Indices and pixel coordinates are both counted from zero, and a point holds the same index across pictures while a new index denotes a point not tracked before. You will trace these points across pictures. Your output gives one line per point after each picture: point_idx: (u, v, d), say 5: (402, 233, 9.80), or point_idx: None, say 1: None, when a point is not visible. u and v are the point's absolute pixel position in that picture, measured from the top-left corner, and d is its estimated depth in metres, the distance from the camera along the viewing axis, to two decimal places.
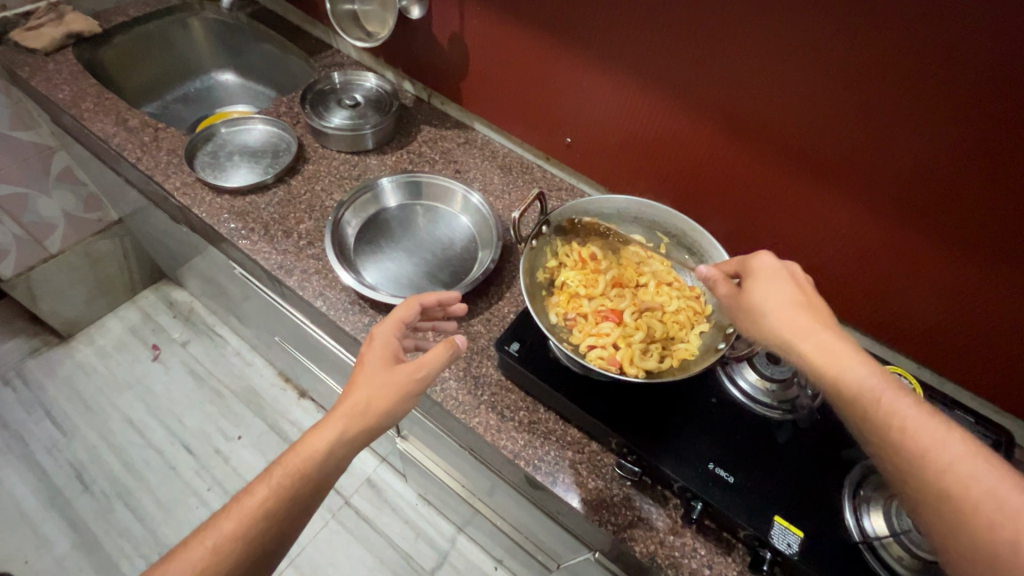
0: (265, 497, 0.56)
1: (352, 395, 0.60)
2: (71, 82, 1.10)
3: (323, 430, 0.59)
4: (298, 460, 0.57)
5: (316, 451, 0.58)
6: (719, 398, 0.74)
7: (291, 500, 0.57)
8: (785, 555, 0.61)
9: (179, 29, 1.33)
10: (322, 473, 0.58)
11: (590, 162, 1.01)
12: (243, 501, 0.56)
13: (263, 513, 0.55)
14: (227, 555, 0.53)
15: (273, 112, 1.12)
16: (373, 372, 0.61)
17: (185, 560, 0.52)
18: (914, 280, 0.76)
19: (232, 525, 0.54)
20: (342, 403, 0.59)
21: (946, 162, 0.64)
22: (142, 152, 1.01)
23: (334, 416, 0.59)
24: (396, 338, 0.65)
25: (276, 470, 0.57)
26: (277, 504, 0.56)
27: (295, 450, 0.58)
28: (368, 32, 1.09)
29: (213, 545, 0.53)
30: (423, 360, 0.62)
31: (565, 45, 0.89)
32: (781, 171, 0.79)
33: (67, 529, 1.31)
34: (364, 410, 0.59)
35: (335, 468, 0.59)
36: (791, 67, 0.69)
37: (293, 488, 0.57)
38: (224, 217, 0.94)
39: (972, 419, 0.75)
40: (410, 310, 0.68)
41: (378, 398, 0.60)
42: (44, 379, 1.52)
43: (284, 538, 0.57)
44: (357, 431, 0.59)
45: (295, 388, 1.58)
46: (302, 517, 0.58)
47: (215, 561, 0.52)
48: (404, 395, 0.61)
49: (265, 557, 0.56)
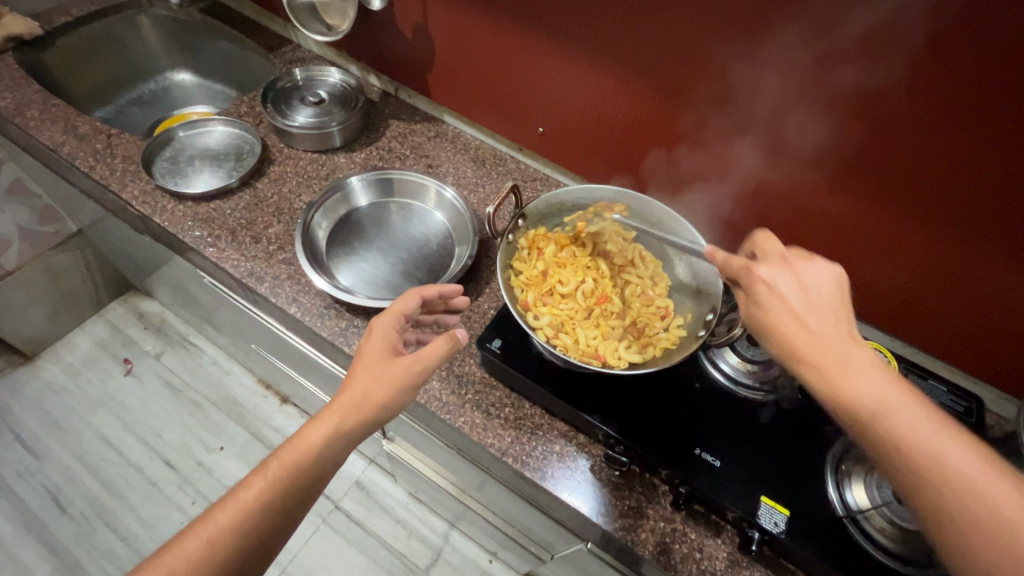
0: (260, 491, 0.55)
1: (350, 387, 0.59)
2: (14, 90, 1.04)
3: (320, 424, 0.57)
4: (293, 453, 0.56)
5: (313, 445, 0.57)
6: (703, 382, 0.75)
7: (284, 497, 0.55)
8: (773, 534, 0.62)
9: (129, 28, 1.26)
10: (318, 467, 0.57)
11: (564, 151, 1.00)
12: (238, 494, 0.55)
13: (257, 508, 0.54)
14: (221, 550, 0.52)
15: (234, 112, 1.08)
16: (372, 364, 0.60)
17: (178, 553, 0.51)
18: (889, 257, 0.77)
19: (227, 518, 0.53)
20: (340, 396, 0.58)
21: (923, 140, 0.65)
22: (95, 160, 0.96)
23: (331, 410, 0.57)
24: (395, 331, 0.63)
25: (273, 464, 0.56)
26: (272, 498, 0.55)
27: (292, 444, 0.57)
28: (328, 24, 1.05)
29: (208, 536, 0.52)
30: (421, 352, 0.60)
31: (535, 33, 0.87)
32: (759, 154, 0.79)
33: (46, 553, 1.27)
34: (361, 403, 0.58)
35: (331, 461, 0.58)
36: (769, 50, 0.68)
37: (288, 484, 0.55)
38: (188, 225, 0.90)
39: (945, 388, 0.78)
40: (411, 303, 0.65)
41: (375, 391, 0.58)
42: (10, 401, 1.46)
43: (279, 533, 0.56)
44: (353, 425, 0.57)
45: (276, 394, 1.54)
46: (297, 514, 0.57)
47: (207, 553, 0.52)
48: (403, 389, 0.59)
49: (257, 556, 0.55)
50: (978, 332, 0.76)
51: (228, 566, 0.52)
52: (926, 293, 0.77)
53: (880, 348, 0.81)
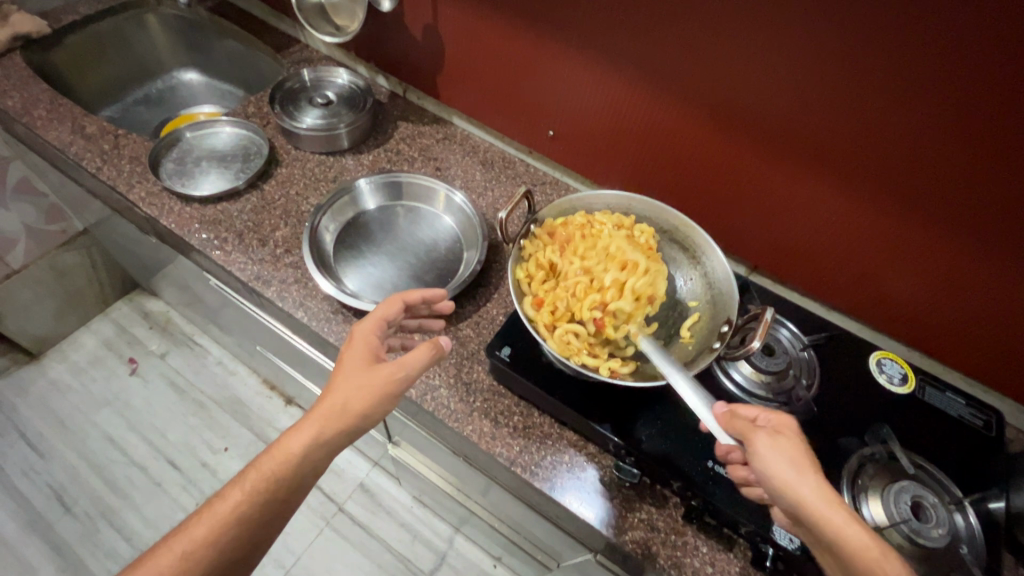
0: (237, 503, 0.54)
1: (330, 395, 0.57)
2: (21, 88, 1.04)
3: (298, 433, 0.56)
4: (271, 464, 0.55)
5: (291, 455, 0.55)
6: (716, 393, 0.73)
7: (262, 506, 0.55)
8: (788, 550, 0.61)
9: (136, 27, 1.25)
10: (296, 479, 0.56)
11: (574, 155, 0.99)
12: (214, 506, 0.54)
13: (236, 519, 0.54)
14: (199, 562, 0.52)
15: (241, 113, 1.07)
16: (353, 372, 0.58)
17: (154, 567, 0.51)
18: (905, 267, 0.76)
19: (203, 532, 0.53)
20: (318, 404, 0.57)
21: (948, 148, 0.63)
22: (102, 161, 0.96)
23: (309, 417, 0.56)
24: (376, 338, 0.62)
25: (250, 474, 0.55)
26: (249, 510, 0.54)
27: (270, 453, 0.56)
28: (338, 25, 1.04)
29: (182, 551, 0.52)
30: (402, 359, 0.59)
31: (548, 36, 0.85)
32: (778, 161, 0.77)
33: (49, 551, 1.27)
34: (341, 412, 0.56)
35: (312, 472, 0.57)
36: (792, 56, 0.66)
37: (266, 495, 0.55)
38: (194, 227, 0.89)
39: (963, 401, 0.76)
40: (392, 308, 0.64)
41: (356, 399, 0.57)
42: (17, 400, 1.46)
43: (257, 545, 0.55)
44: (334, 433, 0.56)
45: (281, 395, 1.54)
46: (276, 525, 0.56)
47: (185, 568, 0.51)
48: (382, 398, 0.57)
49: (238, 562, 0.55)
50: (988, 345, 0.76)
51: None
52: (935, 299, 0.76)
53: (896, 358, 0.80)
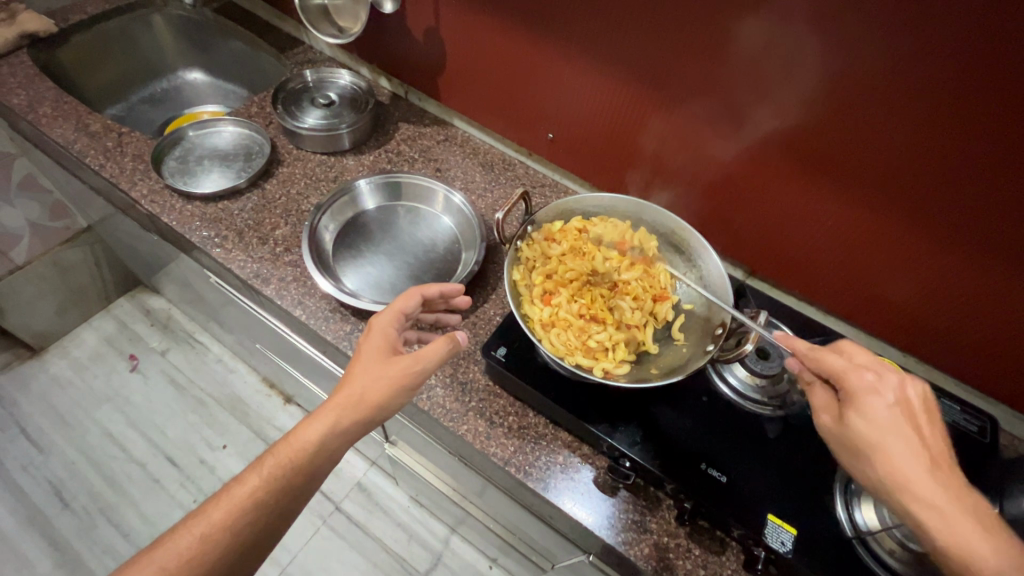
0: (254, 488, 0.54)
1: (347, 386, 0.58)
2: (27, 86, 1.05)
3: (315, 422, 0.57)
4: (288, 451, 0.56)
5: (307, 444, 0.56)
6: (710, 395, 0.73)
7: (278, 493, 0.55)
8: (779, 553, 0.61)
9: (141, 27, 1.27)
10: (313, 467, 0.56)
11: (573, 158, 0.99)
12: (232, 491, 0.54)
13: (251, 505, 0.54)
14: (215, 546, 0.52)
15: (244, 113, 1.08)
16: (371, 363, 0.59)
17: (170, 550, 0.51)
18: (903, 272, 0.76)
19: (219, 515, 0.53)
20: (336, 394, 0.57)
21: (946, 154, 0.63)
22: (106, 158, 0.97)
23: (326, 407, 0.57)
24: (394, 330, 0.63)
25: (267, 460, 0.56)
26: (265, 497, 0.54)
27: (287, 441, 0.57)
28: (340, 27, 1.05)
29: (201, 534, 0.52)
30: (420, 352, 0.59)
31: (548, 38, 0.86)
32: (776, 165, 0.77)
33: (47, 546, 1.27)
34: (357, 402, 0.57)
35: (327, 461, 0.57)
36: (789, 59, 0.66)
37: (282, 482, 0.55)
38: (195, 225, 0.90)
39: (959, 407, 0.76)
40: (411, 301, 0.64)
41: (374, 390, 0.58)
42: (18, 395, 1.47)
43: (270, 534, 0.55)
44: (351, 423, 0.57)
45: (280, 394, 1.54)
46: (293, 512, 0.56)
47: (203, 551, 0.51)
48: (399, 390, 0.58)
49: (255, 551, 0.55)
50: (984, 352, 0.76)
51: (219, 564, 0.52)
52: (932, 304, 0.76)
53: None
